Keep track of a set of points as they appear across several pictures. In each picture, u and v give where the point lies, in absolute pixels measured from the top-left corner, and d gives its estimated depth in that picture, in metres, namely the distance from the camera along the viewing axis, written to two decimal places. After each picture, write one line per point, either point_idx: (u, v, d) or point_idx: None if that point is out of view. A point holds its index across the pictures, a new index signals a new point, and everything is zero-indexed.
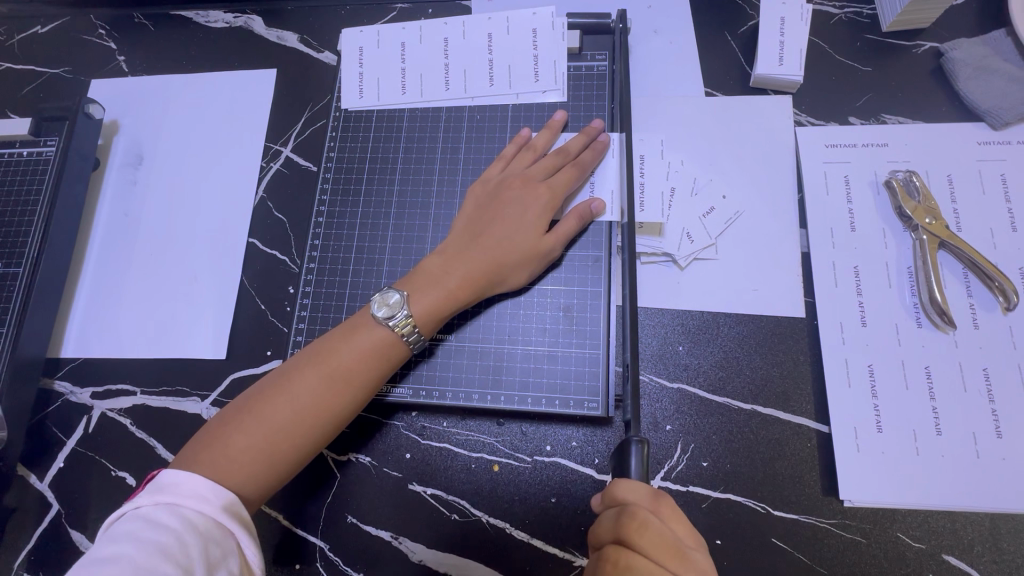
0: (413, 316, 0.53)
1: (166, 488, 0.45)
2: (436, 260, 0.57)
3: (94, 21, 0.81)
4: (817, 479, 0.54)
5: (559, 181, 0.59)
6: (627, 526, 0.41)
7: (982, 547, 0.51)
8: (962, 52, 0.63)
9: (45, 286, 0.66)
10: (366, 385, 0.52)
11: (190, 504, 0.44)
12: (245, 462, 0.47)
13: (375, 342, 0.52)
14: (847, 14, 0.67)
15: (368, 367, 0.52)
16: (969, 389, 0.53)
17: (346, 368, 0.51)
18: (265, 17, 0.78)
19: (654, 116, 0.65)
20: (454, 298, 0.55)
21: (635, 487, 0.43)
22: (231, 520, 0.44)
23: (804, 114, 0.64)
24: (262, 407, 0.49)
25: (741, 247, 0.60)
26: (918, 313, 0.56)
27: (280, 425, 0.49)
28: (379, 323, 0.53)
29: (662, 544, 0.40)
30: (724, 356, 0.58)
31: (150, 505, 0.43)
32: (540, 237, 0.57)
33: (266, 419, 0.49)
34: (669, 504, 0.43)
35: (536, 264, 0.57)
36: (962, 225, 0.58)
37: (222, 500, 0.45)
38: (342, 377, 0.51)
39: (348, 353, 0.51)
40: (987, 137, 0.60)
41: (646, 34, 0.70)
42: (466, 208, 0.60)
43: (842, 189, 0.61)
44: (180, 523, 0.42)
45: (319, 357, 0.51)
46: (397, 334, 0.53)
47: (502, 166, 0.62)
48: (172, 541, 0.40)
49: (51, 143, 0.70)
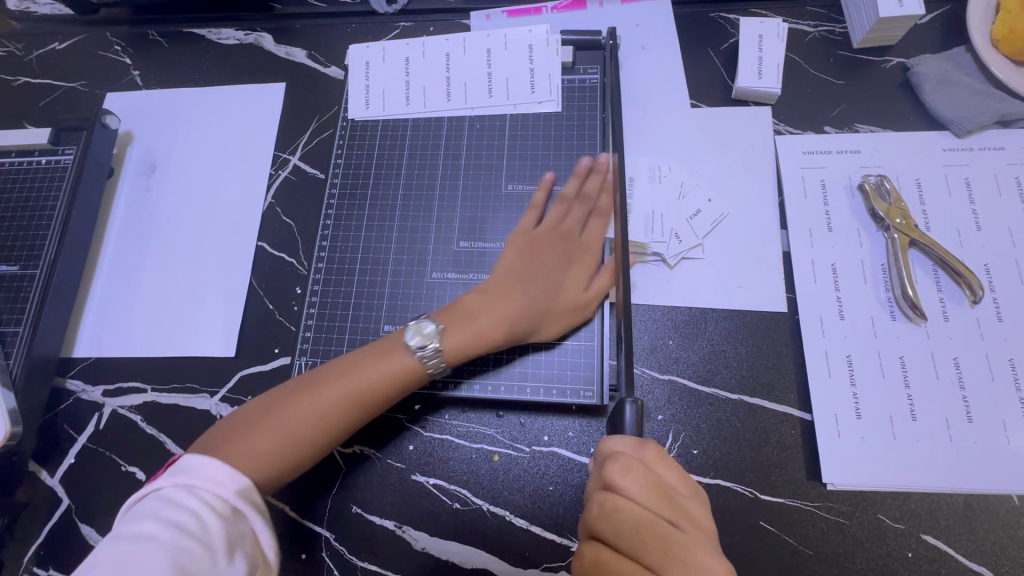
0: (442, 348, 0.56)
1: (187, 471, 0.46)
2: (472, 297, 0.59)
3: (110, 38, 0.85)
4: (801, 464, 0.56)
5: (591, 236, 0.63)
6: (613, 469, 0.44)
7: (958, 527, 0.53)
8: (927, 66, 0.68)
9: (59, 288, 0.68)
10: (386, 404, 0.55)
11: (205, 487, 0.45)
12: (255, 453, 0.50)
13: (407, 366, 0.55)
14: (821, 32, 0.72)
15: (391, 385, 0.54)
16: (940, 376, 0.57)
17: (371, 385, 0.54)
18: (274, 34, 0.83)
19: (644, 125, 0.70)
20: (487, 337, 0.57)
21: (621, 438, 0.46)
22: (245, 504, 0.46)
23: (783, 124, 0.69)
24: (286, 407, 0.52)
25: (727, 246, 0.64)
26: (891, 307, 0.60)
27: (296, 424, 0.51)
28: (410, 351, 0.55)
29: (647, 485, 0.43)
30: (712, 349, 0.61)
31: (170, 486, 0.45)
32: (576, 292, 0.60)
33: (286, 420, 0.51)
34: (656, 451, 0.46)
35: (572, 318, 0.60)
36: (930, 225, 0.62)
37: (238, 484, 0.46)
38: (364, 392, 0.53)
39: (377, 374, 0.54)
40: (951, 144, 0.65)
41: (635, 50, 0.74)
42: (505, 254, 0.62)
43: (819, 192, 0.65)
44: (198, 506, 0.44)
45: (345, 371, 0.54)
46: (421, 361, 0.55)
47: (530, 216, 0.64)
48: (191, 523, 0.43)
49: (68, 151, 0.73)
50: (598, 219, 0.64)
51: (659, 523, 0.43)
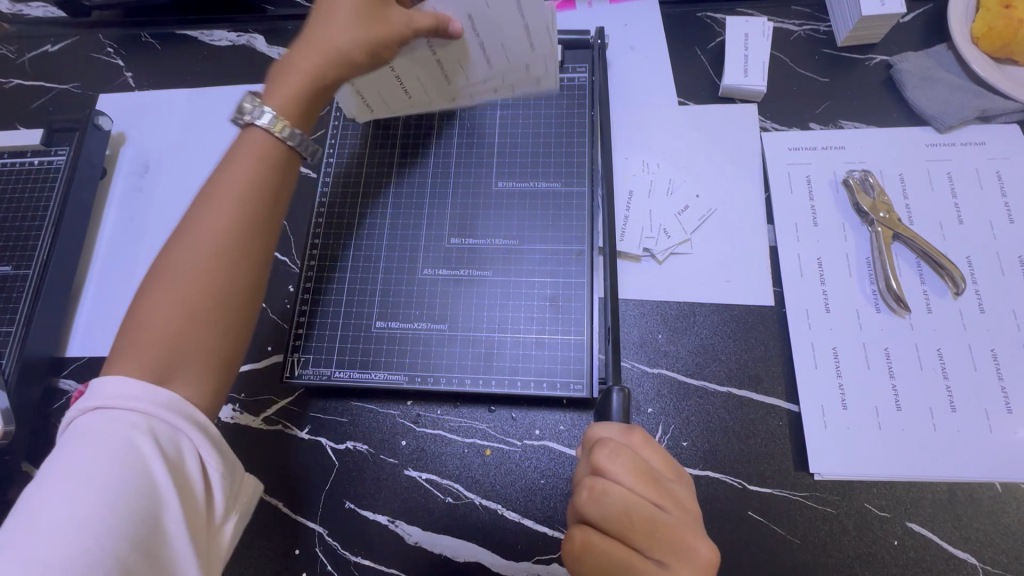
0: (278, 111, 0.52)
1: (96, 394, 0.42)
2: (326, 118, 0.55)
3: (103, 40, 0.85)
4: (789, 454, 0.57)
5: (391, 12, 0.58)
6: (601, 453, 0.44)
7: (943, 515, 0.54)
8: (909, 64, 0.69)
9: (52, 289, 0.69)
10: (265, 192, 0.50)
11: (117, 404, 0.41)
12: (177, 369, 0.44)
13: (263, 143, 0.51)
14: (806, 31, 0.74)
15: (261, 165, 0.50)
16: (924, 367, 0.58)
17: (228, 228, 0.47)
18: (266, 35, 0.83)
19: (632, 123, 0.71)
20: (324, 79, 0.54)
21: (608, 424, 0.47)
22: (172, 416, 0.42)
23: (769, 121, 0.70)
24: (161, 280, 0.46)
25: (714, 241, 0.64)
26: (876, 299, 0.61)
27: (183, 312, 0.45)
28: (257, 126, 0.51)
29: (634, 468, 0.43)
30: (701, 342, 0.62)
31: (88, 412, 0.42)
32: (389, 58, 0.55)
33: (168, 289, 0.45)
34: (642, 436, 0.46)
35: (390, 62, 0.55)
36: (913, 219, 0.63)
37: (155, 396, 0.42)
38: (233, 230, 0.47)
39: (235, 184, 0.49)
40: (934, 139, 0.66)
41: (623, 49, 0.75)
42: (273, 102, 0.52)
43: (804, 188, 0.66)
44: (119, 423, 0.40)
45: (210, 207, 0.48)
46: (270, 133, 0.51)
47: (349, 28, 0.53)
48: (117, 443, 0.39)
49: (61, 152, 0.73)
50: (424, 10, 0.55)
51: (646, 506, 0.42)
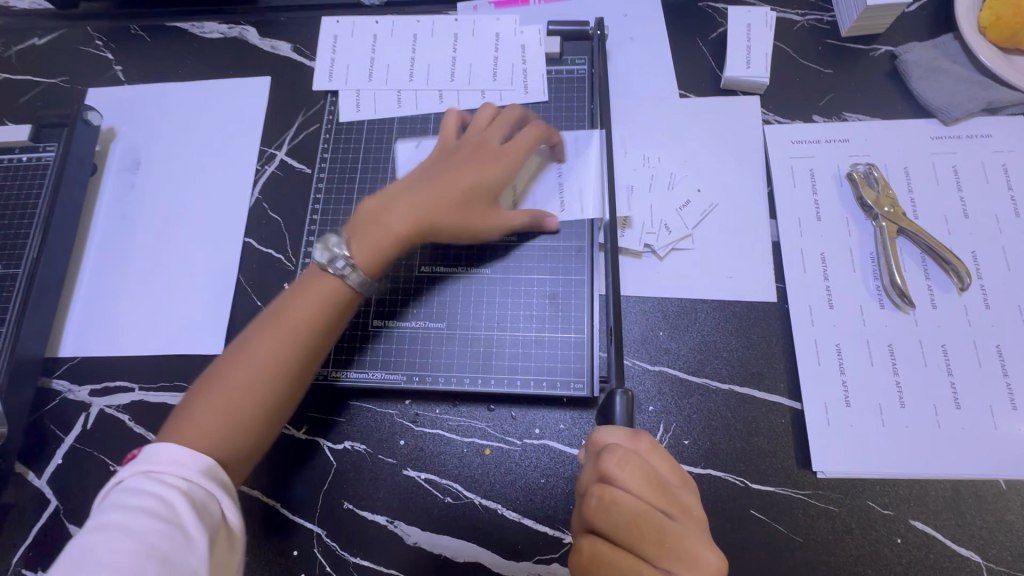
0: (355, 257, 0.54)
1: (145, 459, 0.45)
2: (375, 204, 0.58)
3: (91, 33, 0.84)
4: (791, 452, 0.57)
5: (517, 146, 0.62)
6: (608, 460, 0.43)
7: (946, 512, 0.54)
8: (914, 54, 0.68)
9: (42, 287, 0.67)
10: (331, 318, 0.53)
11: (165, 470, 0.44)
12: (231, 441, 0.48)
13: (328, 292, 0.53)
14: (809, 21, 0.72)
15: (321, 319, 0.53)
16: (929, 363, 0.57)
17: (299, 318, 0.52)
18: (258, 27, 0.82)
19: (631, 116, 0.69)
20: (398, 239, 0.56)
21: (615, 429, 0.46)
22: (211, 481, 0.44)
23: (772, 114, 0.68)
24: (226, 363, 0.50)
25: (716, 237, 0.64)
26: (880, 295, 0.60)
27: (245, 389, 0.49)
28: (326, 271, 0.54)
29: (644, 476, 0.43)
30: (702, 340, 0.61)
31: (130, 477, 0.43)
32: (486, 206, 0.60)
33: (230, 372, 0.50)
34: (649, 442, 0.45)
35: (476, 232, 0.60)
36: (918, 213, 0.62)
37: (200, 464, 0.45)
38: (297, 325, 0.52)
39: (300, 303, 0.53)
40: (940, 132, 0.65)
41: (623, 41, 0.74)
42: (358, 255, 0.55)
43: (807, 181, 0.65)
44: (161, 487, 0.42)
45: (274, 313, 0.53)
46: (343, 279, 0.53)
47: (408, 185, 0.59)
48: (156, 504, 0.41)
49: (49, 148, 0.72)
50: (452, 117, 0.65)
51: (653, 514, 0.42)
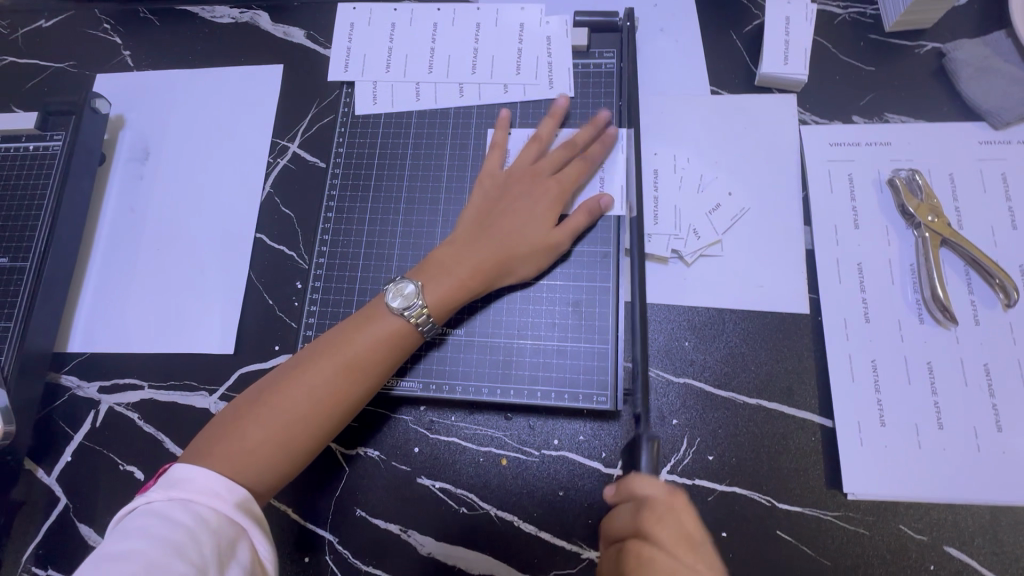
0: (427, 305, 0.54)
1: (179, 484, 0.45)
2: (445, 250, 0.57)
3: (99, 16, 0.81)
4: (821, 472, 0.54)
5: (567, 174, 0.60)
6: (645, 517, 0.44)
7: (982, 539, 0.52)
8: (964, 52, 0.64)
9: (51, 281, 0.66)
10: (387, 353, 0.53)
11: (202, 501, 0.44)
12: (267, 467, 0.48)
13: (389, 332, 0.53)
14: (851, 14, 0.68)
15: (380, 360, 0.52)
16: (970, 383, 0.54)
17: (360, 355, 0.52)
18: (271, 12, 0.78)
19: (661, 113, 0.66)
20: (468, 286, 0.56)
21: (651, 482, 0.46)
22: (243, 517, 0.44)
23: (809, 114, 0.65)
24: (280, 395, 0.50)
25: (747, 244, 0.61)
26: (920, 309, 0.57)
27: (302, 422, 0.49)
28: (392, 314, 0.54)
29: (677, 535, 0.43)
30: (729, 352, 0.58)
31: (163, 500, 0.43)
32: (547, 231, 0.58)
33: (284, 404, 0.49)
34: (682, 501, 0.45)
35: (545, 257, 0.58)
36: (963, 223, 0.59)
37: (234, 496, 0.45)
38: (357, 363, 0.51)
39: (360, 342, 0.52)
40: (989, 136, 0.61)
41: (652, 33, 0.70)
42: (430, 298, 0.54)
43: (845, 187, 0.62)
44: (193, 520, 0.42)
45: (332, 347, 0.52)
46: (409, 321, 0.53)
47: (468, 230, 0.58)
48: (184, 538, 0.40)
49: (56, 137, 0.70)
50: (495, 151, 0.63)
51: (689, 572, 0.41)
